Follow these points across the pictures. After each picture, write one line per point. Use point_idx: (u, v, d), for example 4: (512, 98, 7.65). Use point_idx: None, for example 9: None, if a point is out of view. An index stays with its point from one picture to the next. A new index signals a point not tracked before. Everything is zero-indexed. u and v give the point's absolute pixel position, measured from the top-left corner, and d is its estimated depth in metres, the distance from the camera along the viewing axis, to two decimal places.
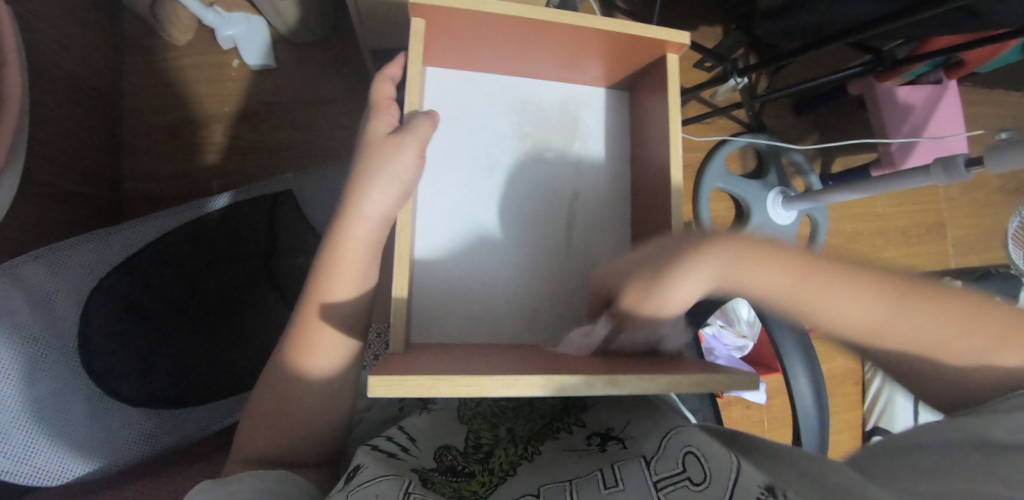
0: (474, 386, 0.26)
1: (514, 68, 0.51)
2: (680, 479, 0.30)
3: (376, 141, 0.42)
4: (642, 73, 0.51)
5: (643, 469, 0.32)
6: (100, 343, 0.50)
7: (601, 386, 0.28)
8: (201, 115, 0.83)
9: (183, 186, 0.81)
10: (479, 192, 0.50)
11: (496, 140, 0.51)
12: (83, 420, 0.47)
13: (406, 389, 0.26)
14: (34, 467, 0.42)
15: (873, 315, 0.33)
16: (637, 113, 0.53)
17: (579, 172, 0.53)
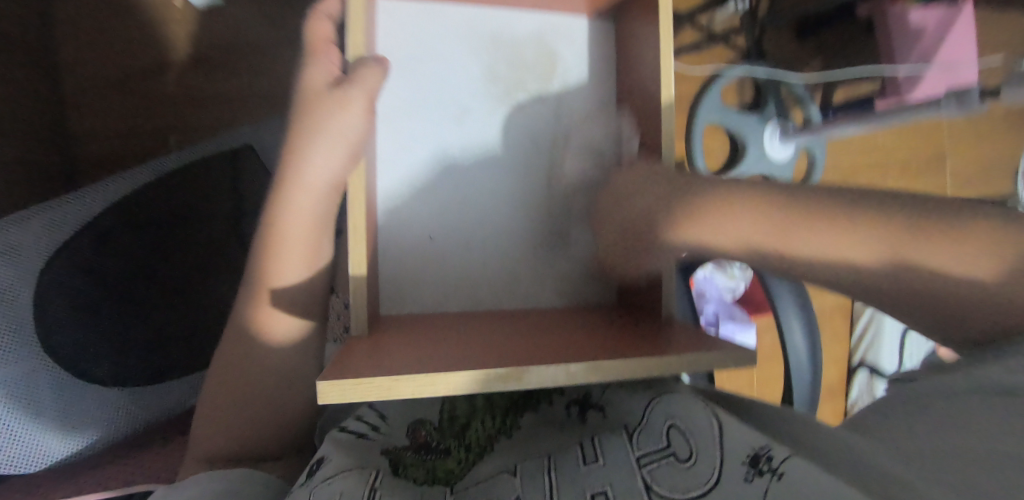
0: (441, 385, 0.24)
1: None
2: (665, 455, 0.30)
3: (314, 96, 0.37)
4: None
5: (627, 444, 0.32)
6: (64, 323, 0.48)
7: (584, 373, 0.26)
8: (145, 64, 0.75)
9: (137, 145, 0.75)
10: (447, 145, 0.46)
11: (464, 85, 0.46)
12: (59, 408, 0.47)
13: (364, 394, 0.23)
14: (12, 454, 0.44)
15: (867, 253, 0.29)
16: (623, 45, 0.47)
17: (559, 118, 0.48)
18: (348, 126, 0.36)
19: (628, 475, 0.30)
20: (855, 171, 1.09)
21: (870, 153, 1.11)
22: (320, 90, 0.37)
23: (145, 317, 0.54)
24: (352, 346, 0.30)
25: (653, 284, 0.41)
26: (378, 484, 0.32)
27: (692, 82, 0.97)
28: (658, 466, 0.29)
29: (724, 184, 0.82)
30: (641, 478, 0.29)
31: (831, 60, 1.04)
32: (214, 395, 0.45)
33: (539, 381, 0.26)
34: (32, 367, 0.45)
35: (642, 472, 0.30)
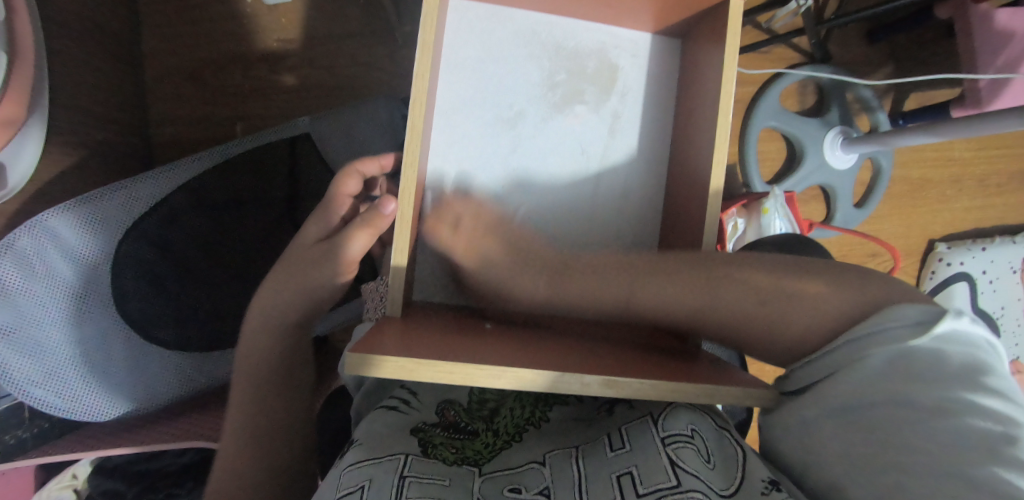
0: (457, 375, 0.25)
1: (552, 7, 0.44)
2: (690, 441, 0.30)
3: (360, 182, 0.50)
4: (695, 20, 0.43)
5: (651, 428, 0.32)
6: (135, 289, 0.53)
7: (599, 387, 0.26)
8: (219, 56, 0.80)
9: (207, 129, 0.80)
10: (500, 148, 0.46)
11: (522, 90, 0.46)
12: (126, 366, 0.51)
13: (386, 372, 0.24)
14: (84, 405, 0.48)
15: (683, 298, 0.38)
16: (687, 67, 0.46)
17: (613, 128, 0.47)
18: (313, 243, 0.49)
19: (653, 456, 0.30)
20: (924, 185, 1.02)
21: (943, 166, 1.02)
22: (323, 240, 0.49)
23: (212, 291, 0.58)
24: (384, 327, 0.31)
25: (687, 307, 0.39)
26: (408, 473, 0.32)
27: (750, 83, 0.93)
28: (682, 445, 0.30)
29: (777, 191, 0.79)
30: (665, 457, 0.30)
31: (906, 65, 0.98)
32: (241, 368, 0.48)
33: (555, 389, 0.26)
34: (109, 327, 0.51)
35: (667, 450, 0.30)
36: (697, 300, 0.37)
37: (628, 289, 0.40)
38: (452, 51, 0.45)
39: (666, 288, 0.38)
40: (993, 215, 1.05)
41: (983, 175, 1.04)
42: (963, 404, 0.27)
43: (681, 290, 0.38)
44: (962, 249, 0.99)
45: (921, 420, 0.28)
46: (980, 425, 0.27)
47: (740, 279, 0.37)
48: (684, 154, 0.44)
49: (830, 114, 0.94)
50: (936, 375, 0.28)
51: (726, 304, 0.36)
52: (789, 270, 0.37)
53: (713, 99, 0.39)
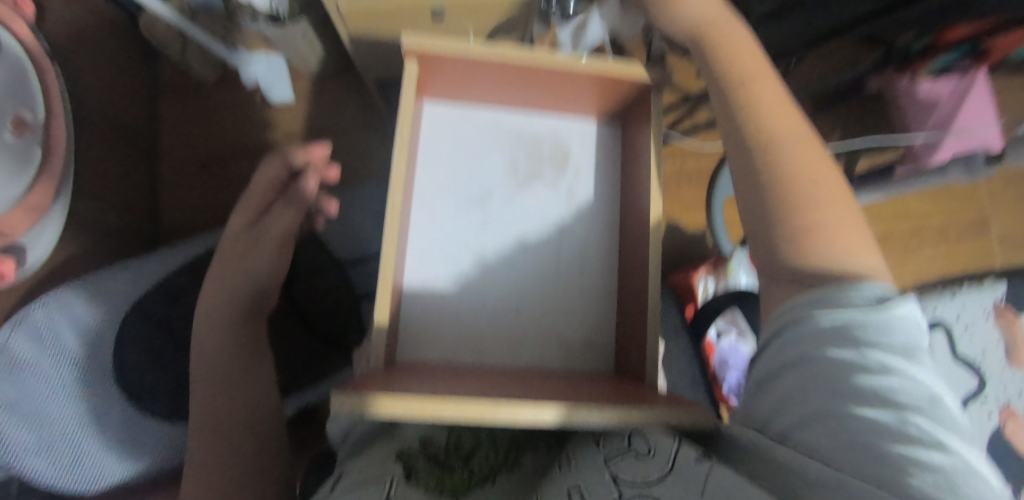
0: (428, 408, 0.29)
1: (509, 102, 0.52)
2: (626, 452, 0.34)
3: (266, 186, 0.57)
4: (630, 106, 0.51)
5: (596, 449, 0.36)
6: (134, 361, 0.54)
7: (547, 416, 0.29)
8: (230, 149, 0.89)
9: (212, 213, 0.87)
10: (473, 219, 0.51)
11: (489, 171, 0.52)
12: (118, 435, 0.52)
13: (349, 410, 0.28)
14: (79, 474, 0.50)
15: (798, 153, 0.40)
16: (628, 144, 0.53)
17: (570, 200, 0.52)
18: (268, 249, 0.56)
19: (598, 473, 0.33)
20: (886, 239, 1.08)
21: (902, 219, 1.09)
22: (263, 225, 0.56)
23: None
24: (368, 378, 0.34)
25: (641, 355, 0.42)
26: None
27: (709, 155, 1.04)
28: (621, 461, 0.33)
29: (740, 251, 0.84)
30: (608, 474, 0.33)
31: (849, 132, 1.09)
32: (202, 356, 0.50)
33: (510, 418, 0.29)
34: (108, 401, 0.52)
35: (609, 468, 0.33)
36: (801, 162, 0.40)
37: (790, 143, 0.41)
38: (426, 143, 0.52)
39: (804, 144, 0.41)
40: (959, 264, 1.10)
41: (942, 225, 1.11)
42: (881, 370, 0.30)
43: (818, 167, 0.40)
44: (933, 296, 1.03)
45: (846, 379, 0.31)
46: (890, 387, 0.30)
47: (823, 166, 0.40)
48: (630, 217, 0.49)
49: None
50: (859, 343, 0.32)
51: (837, 207, 0.39)
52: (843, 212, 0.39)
53: (647, 171, 0.45)
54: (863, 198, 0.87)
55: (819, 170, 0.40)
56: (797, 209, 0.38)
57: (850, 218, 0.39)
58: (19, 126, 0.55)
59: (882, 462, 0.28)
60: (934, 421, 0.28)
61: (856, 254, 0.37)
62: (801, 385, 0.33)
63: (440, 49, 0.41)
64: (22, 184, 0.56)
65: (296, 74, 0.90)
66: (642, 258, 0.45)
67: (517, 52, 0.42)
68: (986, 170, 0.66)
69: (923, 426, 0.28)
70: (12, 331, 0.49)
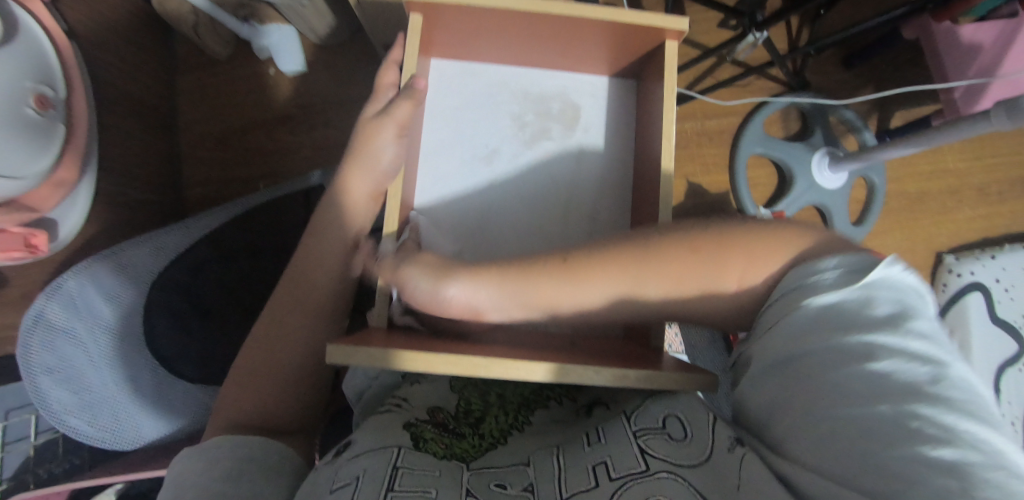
0: (419, 362, 0.29)
1: (520, 58, 0.52)
2: (658, 431, 0.33)
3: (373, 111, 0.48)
4: (645, 59, 0.49)
5: (625, 424, 0.35)
6: (162, 323, 0.58)
7: (546, 373, 0.29)
8: (247, 122, 0.90)
9: (233, 187, 0.89)
10: (478, 180, 0.51)
11: (497, 131, 0.52)
12: (153, 399, 0.55)
13: (355, 360, 0.29)
14: (119, 436, 0.53)
15: (622, 293, 0.36)
16: (641, 99, 0.51)
17: (579, 157, 0.52)
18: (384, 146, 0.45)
19: (625, 445, 0.33)
20: (922, 198, 1.03)
21: (940, 178, 1.04)
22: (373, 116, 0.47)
23: (228, 331, 0.63)
24: (369, 337, 0.35)
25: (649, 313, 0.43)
26: (399, 464, 0.33)
27: (730, 114, 1.01)
28: (656, 438, 0.33)
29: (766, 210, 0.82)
30: (636, 446, 0.32)
31: (884, 85, 1.02)
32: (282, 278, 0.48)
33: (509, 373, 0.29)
34: (140, 366, 0.55)
35: (638, 441, 0.33)
36: (629, 297, 0.36)
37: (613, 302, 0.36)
38: (434, 100, 0.52)
39: (595, 291, 0.35)
40: (1001, 225, 1.04)
41: (984, 184, 1.04)
42: (866, 353, 0.27)
43: (621, 289, 0.35)
44: (971, 258, 0.98)
45: (831, 369, 0.28)
46: (887, 370, 0.26)
47: (620, 271, 0.35)
48: (642, 177, 0.49)
49: (814, 136, 1.00)
50: (833, 326, 0.29)
51: (673, 282, 0.35)
52: (679, 272, 0.35)
53: (657, 133, 0.44)
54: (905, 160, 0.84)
55: (654, 282, 0.35)
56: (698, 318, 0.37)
57: (694, 284, 0.35)
58: (43, 103, 0.56)
59: (897, 472, 0.23)
60: (939, 405, 0.24)
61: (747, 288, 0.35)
62: (788, 381, 0.29)
63: (443, 2, 0.40)
64: (48, 160, 0.57)
65: (304, 43, 0.89)
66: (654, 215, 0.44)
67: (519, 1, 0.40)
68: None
69: (930, 417, 0.24)
70: (47, 302, 0.50)
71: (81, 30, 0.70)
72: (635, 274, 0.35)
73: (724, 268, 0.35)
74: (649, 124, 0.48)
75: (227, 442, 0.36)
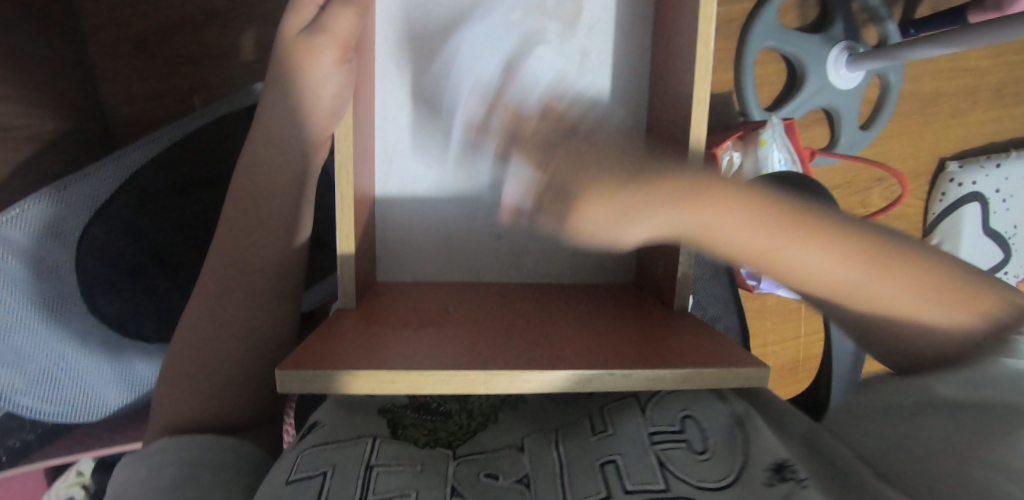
0: (403, 384, 0.25)
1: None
2: (677, 439, 0.30)
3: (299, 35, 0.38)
4: None
5: (639, 418, 0.33)
6: (105, 278, 0.52)
7: (562, 380, 0.26)
8: (164, 22, 0.74)
9: (167, 105, 0.76)
10: (458, 101, 0.44)
11: (479, 36, 0.43)
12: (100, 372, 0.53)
13: (332, 387, 0.25)
14: (67, 409, 0.52)
15: (782, 256, 0.33)
16: None
17: (581, 67, 0.45)
18: (326, 72, 0.37)
19: (640, 451, 0.30)
20: (937, 99, 0.95)
21: (960, 76, 0.95)
22: (303, 34, 0.38)
23: (184, 278, 0.58)
24: (342, 335, 0.30)
25: (669, 267, 0.40)
26: (374, 463, 0.30)
27: (744, 1, 0.87)
28: (672, 448, 0.30)
29: (775, 120, 0.79)
30: (653, 457, 0.29)
31: None
32: (232, 230, 0.44)
33: (519, 385, 0.26)
34: (82, 327, 0.51)
35: (655, 450, 0.30)
36: (781, 251, 0.33)
37: (778, 253, 0.33)
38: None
39: (787, 245, 0.33)
40: (1008, 128, 0.99)
41: (1002, 82, 0.97)
42: None
43: (811, 251, 0.33)
44: (975, 167, 0.94)
45: None
46: None
47: (808, 237, 0.33)
48: (662, 91, 0.43)
49: (833, 29, 0.88)
50: None
51: (851, 270, 0.33)
52: (866, 268, 0.33)
53: (688, 47, 0.36)
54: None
55: (835, 256, 0.33)
56: (848, 293, 0.34)
57: (879, 277, 0.33)
58: None
59: None
60: None
61: (917, 310, 0.34)
62: None
63: None
64: None
65: None
66: (675, 153, 0.40)
67: None
68: None
69: None
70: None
71: None
72: (826, 249, 0.33)
73: (899, 284, 0.33)
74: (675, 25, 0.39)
75: (176, 445, 0.35)
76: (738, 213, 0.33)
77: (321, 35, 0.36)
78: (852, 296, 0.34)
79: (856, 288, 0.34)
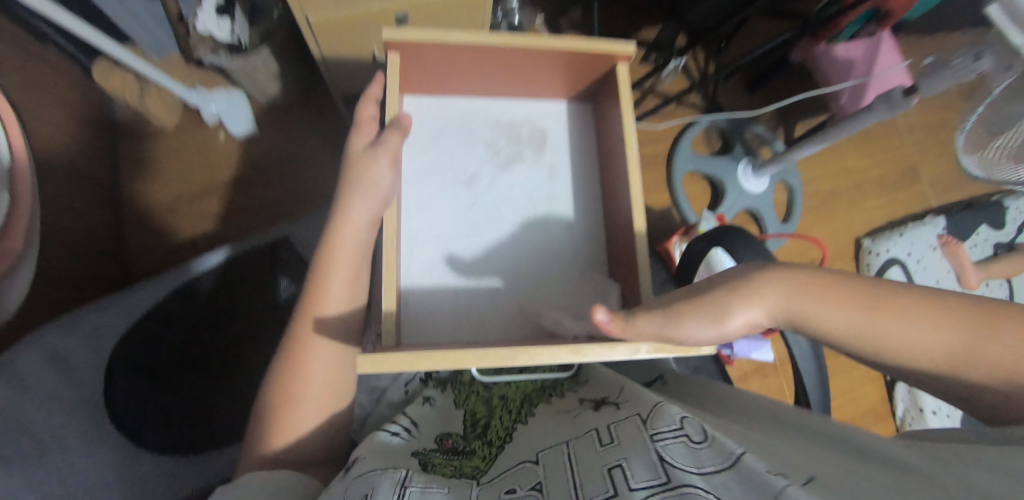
0: (443, 361, 0.33)
1: (485, 91, 0.59)
2: (679, 436, 0.32)
3: (357, 152, 0.48)
4: (600, 84, 0.58)
5: (641, 429, 0.35)
6: (123, 388, 0.53)
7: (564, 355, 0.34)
8: (194, 189, 0.89)
9: (185, 255, 0.86)
10: (462, 201, 0.56)
11: (475, 159, 0.58)
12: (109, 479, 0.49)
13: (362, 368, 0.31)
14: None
15: (938, 344, 0.31)
16: (600, 119, 0.60)
17: (551, 176, 0.59)
18: (380, 176, 0.46)
19: (642, 455, 0.32)
20: (834, 194, 1.17)
21: (845, 176, 1.19)
22: (364, 147, 0.48)
23: (187, 392, 0.58)
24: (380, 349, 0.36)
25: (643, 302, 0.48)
26: (410, 483, 0.34)
27: (662, 137, 1.12)
28: (672, 442, 0.32)
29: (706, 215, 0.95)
30: (655, 454, 0.32)
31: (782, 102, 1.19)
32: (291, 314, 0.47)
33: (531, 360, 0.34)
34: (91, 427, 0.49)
35: (656, 448, 0.32)
36: (953, 351, 0.30)
37: (879, 327, 0.32)
38: (418, 134, 0.58)
39: (912, 325, 0.31)
40: (902, 209, 1.19)
41: (881, 176, 1.20)
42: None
43: (942, 330, 0.31)
44: (885, 238, 1.12)
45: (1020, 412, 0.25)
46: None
47: (938, 312, 0.31)
48: (609, 179, 0.56)
49: (735, 151, 1.12)
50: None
51: (973, 344, 0.30)
52: (982, 340, 0.30)
53: (622, 144, 0.52)
54: (969, 163, 0.59)
55: (945, 326, 0.31)
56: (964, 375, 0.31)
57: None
58: None
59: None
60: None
61: None
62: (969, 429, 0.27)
63: (421, 40, 0.47)
64: None
65: (255, 108, 0.92)
66: (626, 215, 0.52)
67: (478, 35, 0.48)
68: (905, 103, 0.73)
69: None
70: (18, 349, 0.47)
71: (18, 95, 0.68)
72: (961, 331, 0.30)
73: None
74: (612, 135, 0.55)
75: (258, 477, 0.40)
76: (848, 297, 0.33)
77: (379, 148, 0.46)
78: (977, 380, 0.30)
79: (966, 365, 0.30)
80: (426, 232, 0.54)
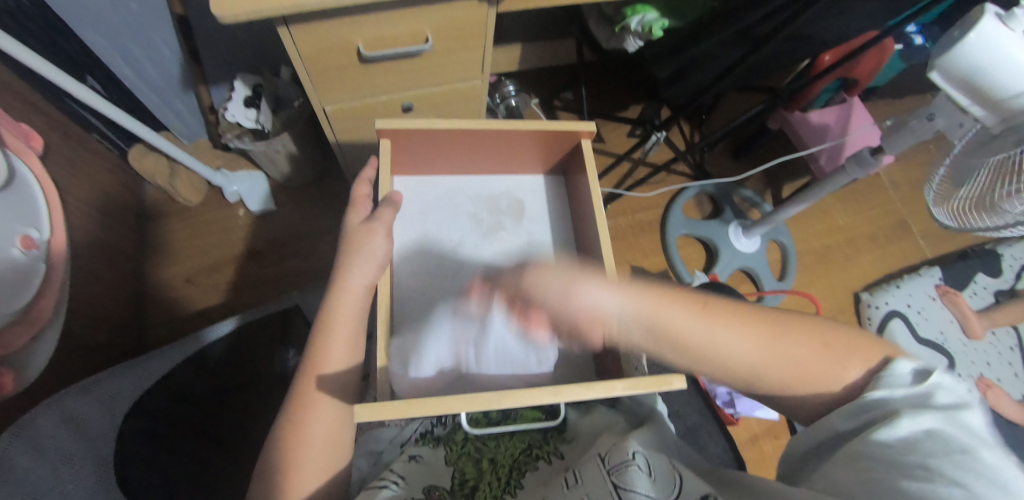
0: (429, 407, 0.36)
1: (467, 169, 0.65)
2: (629, 467, 0.39)
3: (354, 227, 0.53)
4: (570, 157, 0.64)
5: (599, 467, 0.41)
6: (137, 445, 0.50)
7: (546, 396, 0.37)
8: (212, 262, 0.95)
9: (198, 325, 0.90)
10: (446, 268, 0.59)
11: (457, 229, 0.62)
12: None
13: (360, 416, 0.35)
14: None
15: (748, 339, 0.41)
16: (571, 190, 0.65)
17: (529, 242, 0.63)
18: (376, 246, 0.51)
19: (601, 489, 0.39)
20: (826, 250, 1.20)
21: (835, 232, 1.22)
22: (360, 223, 0.53)
23: (196, 456, 0.54)
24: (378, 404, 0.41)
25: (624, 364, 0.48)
26: None
27: (652, 202, 1.19)
28: (624, 471, 0.39)
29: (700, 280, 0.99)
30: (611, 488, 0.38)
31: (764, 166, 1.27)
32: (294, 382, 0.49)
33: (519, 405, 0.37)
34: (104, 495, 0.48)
35: (611, 480, 0.39)
36: (758, 344, 0.41)
37: (711, 323, 0.41)
38: (404, 210, 0.63)
39: (728, 325, 0.42)
40: (897, 262, 1.21)
41: (871, 231, 1.24)
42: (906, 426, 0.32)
43: (750, 328, 0.41)
44: (883, 290, 1.13)
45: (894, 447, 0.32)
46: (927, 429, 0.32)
47: (742, 315, 0.42)
48: (585, 244, 0.60)
49: (724, 214, 1.17)
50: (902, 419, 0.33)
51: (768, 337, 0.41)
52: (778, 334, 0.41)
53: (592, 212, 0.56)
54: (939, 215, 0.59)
55: (751, 324, 0.42)
56: (775, 367, 0.41)
57: (797, 345, 0.41)
58: (28, 244, 0.61)
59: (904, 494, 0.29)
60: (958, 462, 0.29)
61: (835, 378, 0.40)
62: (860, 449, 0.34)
63: (410, 128, 0.53)
64: (26, 301, 0.58)
65: (273, 187, 1.00)
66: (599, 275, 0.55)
67: (456, 122, 0.54)
68: (874, 163, 0.78)
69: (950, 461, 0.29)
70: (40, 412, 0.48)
71: (65, 178, 0.75)
72: (763, 330, 0.41)
73: (815, 348, 0.41)
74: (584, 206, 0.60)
75: None
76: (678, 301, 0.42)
77: (375, 223, 0.52)
78: (781, 370, 0.41)
79: (770, 356, 0.41)
80: (419, 298, 0.57)
